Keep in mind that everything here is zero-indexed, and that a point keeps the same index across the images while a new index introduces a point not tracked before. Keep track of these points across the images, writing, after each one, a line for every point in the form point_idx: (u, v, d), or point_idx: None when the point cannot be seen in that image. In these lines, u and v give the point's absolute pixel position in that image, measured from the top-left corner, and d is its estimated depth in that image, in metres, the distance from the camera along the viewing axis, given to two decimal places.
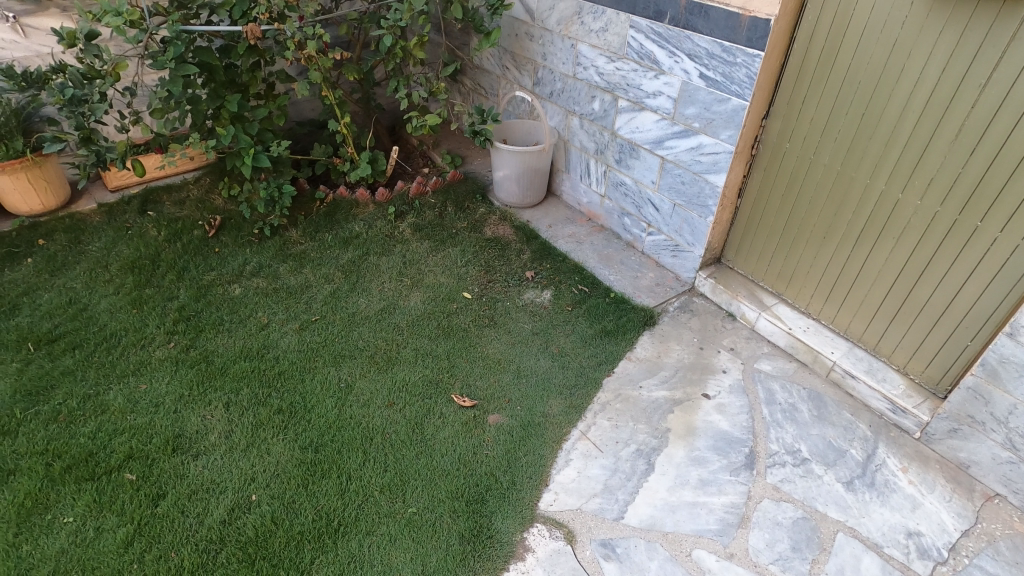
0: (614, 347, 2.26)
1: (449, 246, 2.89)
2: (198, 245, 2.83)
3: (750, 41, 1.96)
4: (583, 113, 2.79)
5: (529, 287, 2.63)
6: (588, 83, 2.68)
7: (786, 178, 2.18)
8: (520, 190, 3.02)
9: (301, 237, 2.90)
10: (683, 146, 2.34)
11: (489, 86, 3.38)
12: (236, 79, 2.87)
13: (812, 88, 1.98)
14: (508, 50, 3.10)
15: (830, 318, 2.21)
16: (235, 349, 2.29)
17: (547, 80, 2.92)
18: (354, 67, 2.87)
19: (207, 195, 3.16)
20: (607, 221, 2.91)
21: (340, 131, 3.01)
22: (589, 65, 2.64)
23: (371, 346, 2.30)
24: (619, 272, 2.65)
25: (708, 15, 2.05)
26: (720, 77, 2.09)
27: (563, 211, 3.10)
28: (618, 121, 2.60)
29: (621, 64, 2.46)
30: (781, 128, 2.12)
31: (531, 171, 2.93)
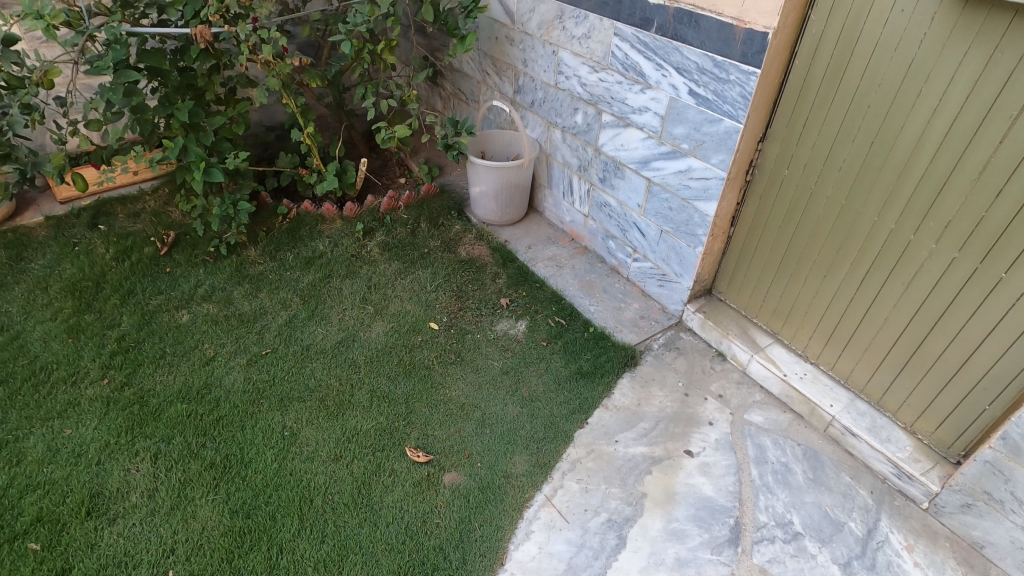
0: (589, 392, 2.05)
1: (419, 268, 2.67)
2: (148, 264, 2.62)
3: (744, 56, 1.73)
4: (565, 126, 2.56)
5: (503, 317, 2.42)
6: (570, 94, 2.45)
7: (783, 209, 1.95)
8: (498, 207, 2.78)
9: (259, 257, 2.68)
10: (670, 168, 2.11)
11: (469, 91, 3.15)
12: (191, 83, 2.65)
13: (813, 110, 1.74)
14: (487, 55, 2.86)
15: (830, 364, 1.99)
16: (174, 388, 2.08)
17: (528, 89, 2.69)
18: (318, 72, 2.64)
19: (164, 208, 2.95)
20: (590, 242, 2.68)
21: (305, 141, 2.78)
22: (571, 74, 2.41)
23: (322, 387, 2.09)
24: (601, 302, 2.43)
25: (698, 25, 1.81)
26: (711, 95, 1.86)
27: (545, 229, 2.87)
28: (602, 136, 2.38)
29: (605, 75, 2.23)
30: (779, 153, 1.88)
31: (509, 187, 2.70)
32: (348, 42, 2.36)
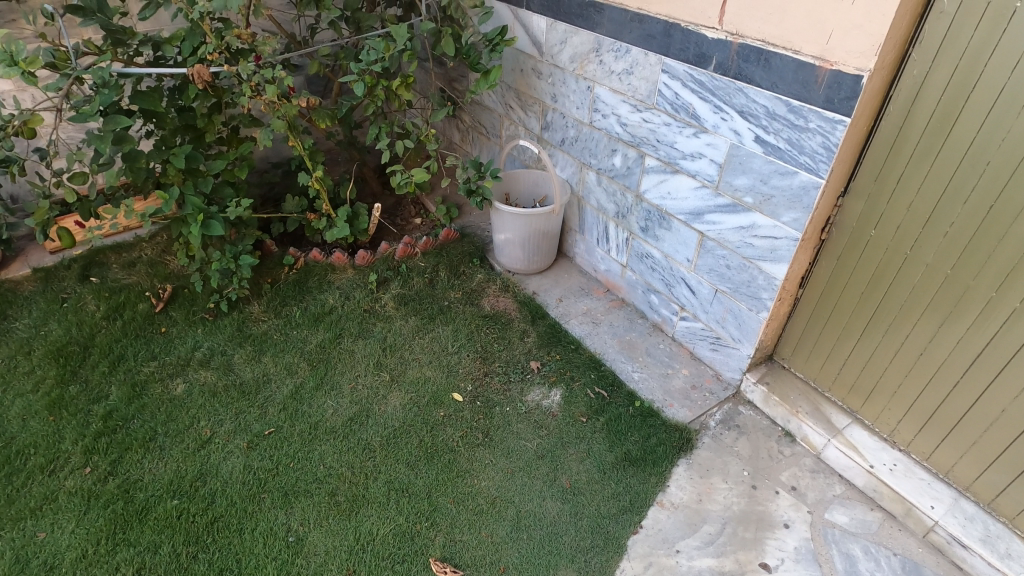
0: (640, 484, 1.77)
1: (439, 324, 2.41)
2: (142, 323, 2.38)
3: (829, 102, 1.45)
4: (601, 168, 2.31)
5: (534, 385, 2.15)
6: (607, 134, 2.20)
7: (866, 273, 1.67)
8: (525, 255, 2.52)
9: (264, 313, 2.44)
10: (729, 223, 1.84)
11: (491, 125, 2.91)
12: (190, 124, 2.42)
13: (911, 164, 1.46)
14: (512, 87, 2.63)
15: (925, 454, 1.70)
16: (164, 478, 1.82)
17: (558, 126, 2.45)
18: (327, 111, 2.41)
19: (161, 256, 2.72)
20: (629, 295, 2.41)
21: (313, 184, 2.55)
22: (608, 113, 2.16)
23: (332, 476, 1.82)
24: (645, 367, 2.15)
25: (769, 63, 1.55)
26: (784, 145, 1.59)
27: (576, 278, 2.60)
28: (644, 182, 2.12)
29: (649, 116, 1.98)
30: (864, 211, 1.60)
31: (538, 234, 2.44)
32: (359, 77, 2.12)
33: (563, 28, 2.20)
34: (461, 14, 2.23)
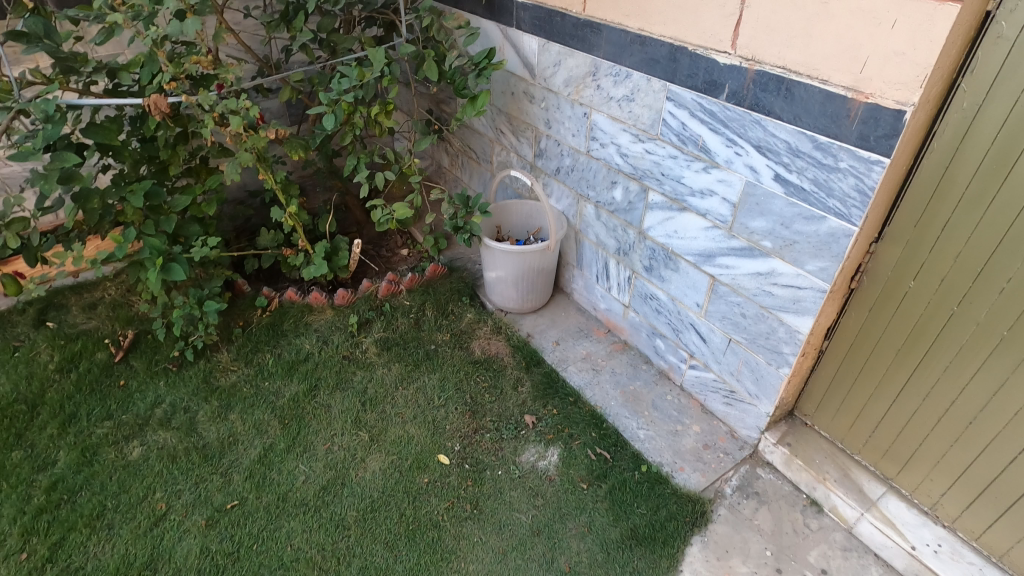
0: (649, 568, 1.56)
1: (425, 372, 2.20)
2: (98, 376, 2.17)
3: (864, 140, 1.26)
4: (599, 201, 2.11)
5: (528, 443, 1.93)
6: (607, 165, 2.00)
7: (904, 328, 1.46)
8: (518, 294, 2.31)
9: (233, 362, 2.23)
10: (745, 268, 1.64)
11: (481, 150, 2.72)
12: (153, 156, 2.22)
13: (960, 210, 1.26)
14: (502, 111, 2.44)
15: (974, 533, 1.49)
16: (110, 566, 1.61)
17: (552, 153, 2.25)
18: (301, 142, 2.21)
19: (125, 297, 2.51)
20: (632, 338, 2.21)
21: (288, 219, 2.35)
22: (607, 141, 1.96)
23: (300, 562, 1.61)
24: (652, 423, 1.94)
25: (791, 94, 1.35)
26: (809, 185, 1.39)
27: (573, 317, 2.40)
28: (648, 218, 1.92)
29: (653, 147, 1.79)
30: (902, 259, 1.40)
31: (532, 272, 2.23)
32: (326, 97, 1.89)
33: (556, 49, 2.00)
34: (444, 35, 2.04)
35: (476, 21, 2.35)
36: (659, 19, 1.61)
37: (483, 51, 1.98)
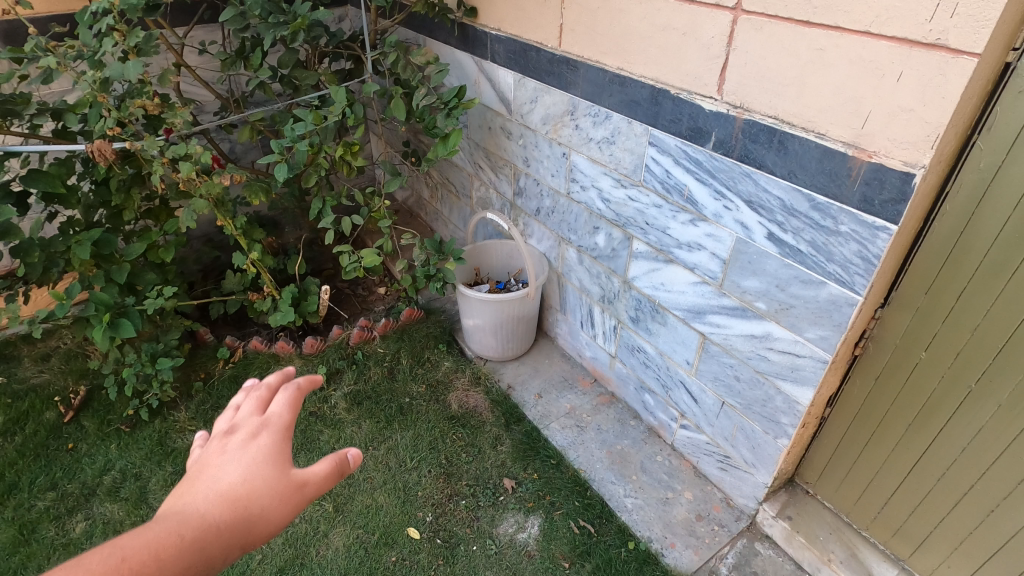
0: None
1: (397, 430, 2.05)
2: (45, 439, 2.01)
3: (867, 203, 1.11)
4: (582, 245, 1.97)
5: (506, 512, 1.77)
6: (588, 209, 1.86)
7: (915, 402, 1.31)
8: (498, 342, 2.16)
9: (191, 421, 2.07)
10: (737, 329, 1.50)
11: (460, 184, 2.59)
12: (105, 199, 2.07)
13: (977, 280, 1.11)
14: (480, 145, 2.30)
15: None
16: None
17: (532, 193, 2.11)
18: (264, 185, 2.05)
19: (81, 347, 2.35)
20: (620, 390, 2.06)
21: (252, 265, 2.20)
22: (588, 184, 1.82)
23: None
24: (640, 489, 1.79)
25: (784, 147, 1.21)
26: (806, 248, 1.25)
27: (558, 364, 2.25)
28: (633, 267, 1.77)
29: (636, 193, 1.65)
30: (912, 328, 1.25)
31: (511, 321, 2.09)
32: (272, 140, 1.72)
33: (532, 85, 1.87)
34: (413, 71, 1.91)
35: (451, 52, 2.21)
36: (639, 58, 1.48)
37: (453, 89, 1.85)
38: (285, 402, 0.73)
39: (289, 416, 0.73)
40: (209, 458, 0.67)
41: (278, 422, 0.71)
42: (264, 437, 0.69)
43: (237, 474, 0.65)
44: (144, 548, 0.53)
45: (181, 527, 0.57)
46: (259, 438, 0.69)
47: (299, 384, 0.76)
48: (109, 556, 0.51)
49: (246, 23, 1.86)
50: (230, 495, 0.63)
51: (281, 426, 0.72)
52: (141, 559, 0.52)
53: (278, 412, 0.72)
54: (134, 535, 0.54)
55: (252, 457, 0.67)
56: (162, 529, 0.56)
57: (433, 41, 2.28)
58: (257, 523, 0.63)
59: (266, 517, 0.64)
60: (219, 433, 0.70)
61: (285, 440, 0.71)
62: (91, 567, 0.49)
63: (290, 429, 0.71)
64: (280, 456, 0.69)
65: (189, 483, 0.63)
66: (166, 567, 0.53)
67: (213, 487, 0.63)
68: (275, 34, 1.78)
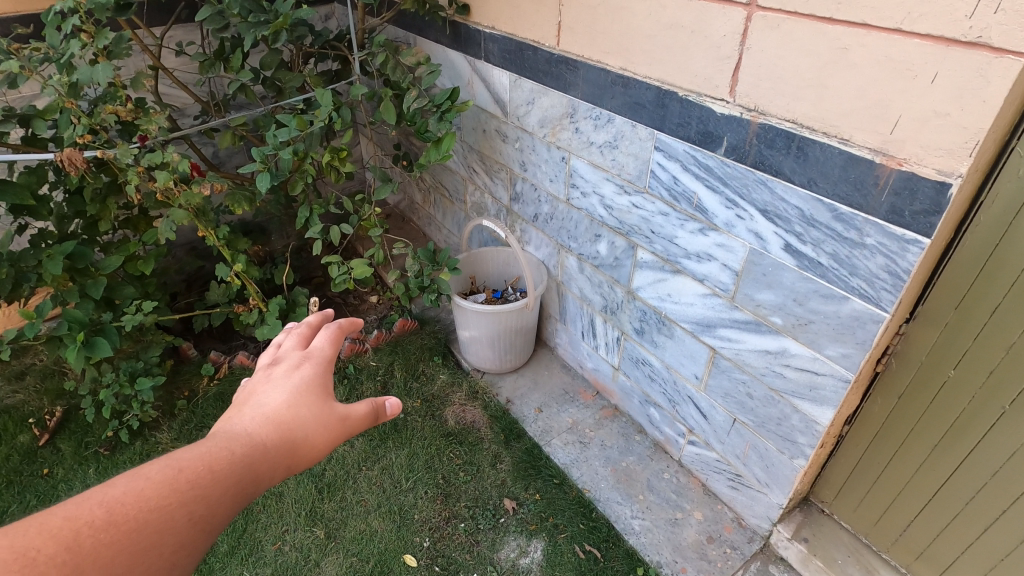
0: None
1: (392, 448, 1.95)
2: (18, 465, 1.90)
3: (895, 214, 1.03)
4: (582, 253, 1.88)
5: (508, 535, 1.69)
6: (589, 216, 1.78)
7: (942, 422, 1.24)
8: (496, 355, 2.07)
9: (174, 443, 1.96)
10: (750, 344, 1.42)
11: (454, 188, 2.50)
12: (80, 210, 1.96)
13: (1013, 296, 1.04)
14: (474, 149, 2.21)
15: None
16: None
17: (529, 198, 2.02)
18: (247, 193, 1.95)
19: (58, 364, 2.23)
20: (623, 403, 1.98)
21: (236, 276, 2.09)
22: (588, 190, 1.73)
23: None
24: (647, 509, 1.71)
25: (803, 153, 1.13)
26: (827, 261, 1.17)
27: (558, 376, 2.16)
28: (637, 277, 1.69)
29: (640, 200, 1.56)
30: (940, 345, 1.18)
31: (509, 332, 2.00)
32: (255, 148, 1.58)
33: (528, 86, 1.78)
34: (402, 73, 1.81)
35: (443, 52, 2.12)
36: (643, 58, 1.39)
37: (445, 91, 1.75)
38: (327, 337, 0.79)
39: (330, 351, 0.78)
40: (257, 386, 0.72)
41: (320, 357, 0.76)
42: (308, 369, 0.75)
43: (285, 402, 0.70)
44: (199, 459, 0.56)
45: (235, 444, 0.61)
46: (302, 368, 0.74)
47: (339, 323, 0.82)
48: (170, 465, 0.54)
49: (225, 22, 1.75)
50: (276, 420, 0.67)
51: (323, 360, 0.77)
52: (196, 471, 0.55)
53: (320, 345, 0.78)
54: (191, 448, 0.57)
55: (297, 386, 0.72)
56: (217, 444, 0.60)
57: (423, 40, 2.19)
58: (302, 446, 0.67)
59: (310, 441, 0.68)
60: (265, 365, 0.75)
61: (327, 373, 0.76)
62: (150, 475, 0.52)
63: (331, 363, 0.77)
64: (322, 387, 0.74)
65: (240, 409, 0.68)
66: (219, 478, 0.56)
67: (261, 412, 0.67)
68: (256, 35, 1.68)
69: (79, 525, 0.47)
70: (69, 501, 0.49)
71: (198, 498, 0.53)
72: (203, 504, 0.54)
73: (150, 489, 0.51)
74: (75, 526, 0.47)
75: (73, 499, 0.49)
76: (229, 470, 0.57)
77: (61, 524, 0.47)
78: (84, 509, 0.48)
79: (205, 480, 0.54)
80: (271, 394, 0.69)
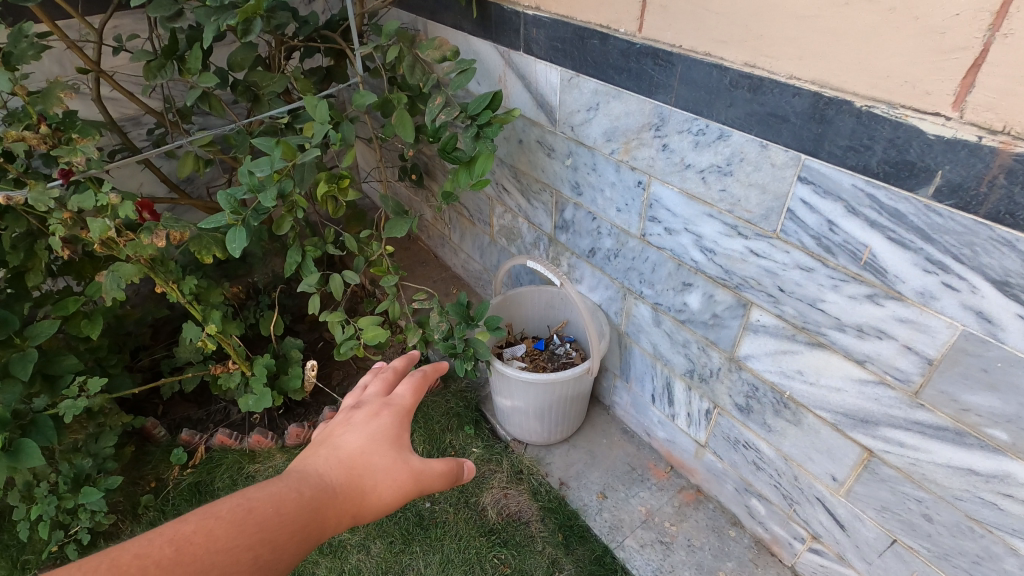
0: None
1: (420, 553, 1.52)
2: None
3: None
4: (659, 303, 1.46)
5: None
6: (674, 258, 1.34)
7: None
8: (544, 427, 1.65)
9: None
10: (940, 456, 1.00)
11: (476, 209, 2.06)
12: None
13: None
14: (505, 163, 1.77)
15: None
16: None
17: (582, 228, 1.59)
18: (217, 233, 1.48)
19: None
20: (710, 486, 1.57)
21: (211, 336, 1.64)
22: (676, 225, 1.30)
23: None
24: None
25: None
26: None
27: (619, 445, 1.75)
28: (747, 343, 1.27)
29: (764, 247, 1.13)
30: None
31: (564, 401, 1.57)
32: (222, 191, 1.06)
33: (590, 87, 1.33)
34: (420, 73, 1.35)
35: (465, 42, 1.66)
36: (792, 49, 0.94)
37: (480, 96, 1.29)
38: (409, 387, 0.83)
39: (407, 400, 0.82)
40: (335, 429, 0.75)
41: (400, 404, 0.80)
42: (384, 418, 0.77)
43: (358, 446, 0.72)
44: (267, 499, 0.58)
45: (306, 486, 0.63)
46: (381, 415, 0.78)
47: (423, 373, 0.86)
48: (240, 504, 0.56)
49: (178, 7, 1.28)
50: (348, 463, 0.70)
51: (400, 410, 0.80)
52: (264, 511, 0.57)
53: (400, 395, 0.81)
54: (262, 488, 0.60)
55: (373, 430, 0.75)
56: (288, 484, 0.62)
57: (438, 26, 1.72)
58: (371, 491, 0.69)
59: (377, 488, 0.70)
60: (347, 409, 0.80)
61: (405, 420, 0.80)
62: (220, 514, 0.54)
63: (407, 413, 0.80)
64: (396, 435, 0.76)
65: (318, 448, 0.72)
66: (287, 521, 0.58)
67: (337, 448, 0.71)
68: (218, 26, 1.21)
69: (145, 563, 0.49)
70: (141, 538, 0.51)
71: (263, 543, 0.54)
72: (269, 545, 0.55)
73: (217, 526, 0.53)
74: (144, 563, 0.49)
75: (147, 535, 0.52)
76: (297, 513, 0.59)
77: (129, 561, 0.49)
78: (154, 546, 0.50)
79: (273, 523, 0.56)
80: (350, 436, 0.73)
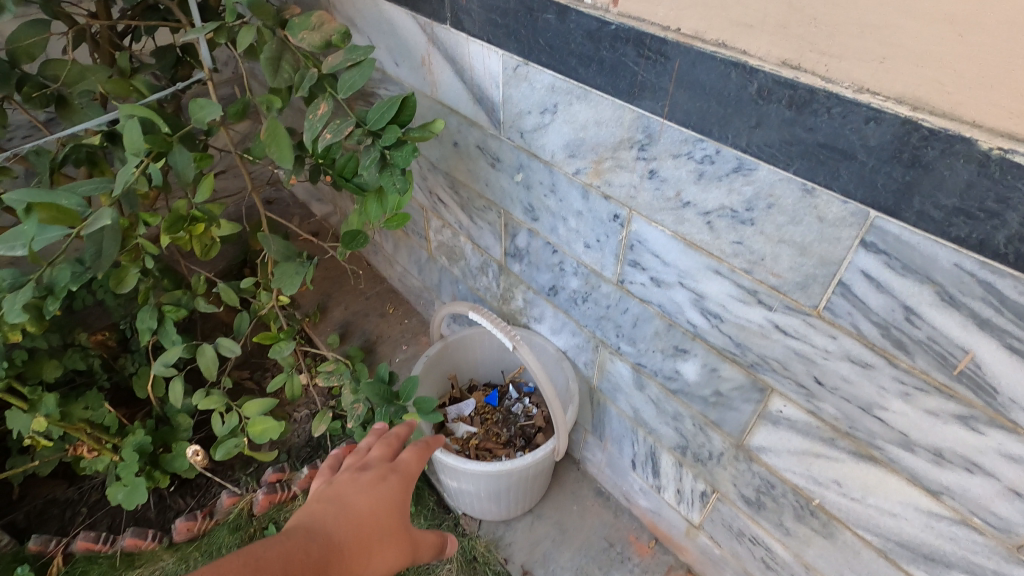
0: None
1: None
2: None
3: None
4: (641, 363, 1.12)
5: None
6: (663, 316, 1.00)
7: None
8: (501, 505, 1.32)
9: None
10: None
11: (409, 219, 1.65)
12: None
13: None
14: (439, 170, 1.37)
15: None
16: None
17: (540, 260, 1.22)
18: None
19: None
20: (704, 567, 1.30)
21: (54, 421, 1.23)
22: (667, 275, 0.95)
23: None
24: None
25: None
26: None
27: (592, 511, 1.45)
28: (762, 434, 0.95)
29: (797, 324, 0.79)
30: None
31: (524, 481, 1.24)
32: None
33: (545, 82, 0.93)
34: (293, 65, 0.93)
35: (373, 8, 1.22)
36: (869, 46, 0.58)
37: (382, 100, 0.88)
38: (417, 454, 0.77)
39: (414, 465, 0.76)
40: (340, 485, 0.69)
41: (408, 469, 0.75)
42: (392, 482, 0.71)
43: (368, 504, 0.66)
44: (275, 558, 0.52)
45: (315, 544, 0.57)
46: (387, 479, 0.71)
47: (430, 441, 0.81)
48: (246, 560, 0.50)
49: None
50: (358, 522, 0.64)
51: (406, 475, 0.74)
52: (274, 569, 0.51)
53: (406, 459, 0.75)
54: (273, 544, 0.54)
55: (381, 492, 0.69)
56: (296, 541, 0.56)
57: None
58: (375, 558, 0.63)
59: (378, 556, 0.63)
60: (351, 464, 0.74)
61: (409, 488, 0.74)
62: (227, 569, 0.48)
63: (412, 479, 0.74)
64: (403, 502, 0.70)
65: (325, 501, 0.65)
66: None
67: (341, 505, 0.65)
68: None
69: None
70: None
71: None
72: None
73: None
74: None
75: None
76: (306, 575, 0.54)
77: None
78: None
79: None
80: (357, 495, 0.66)
